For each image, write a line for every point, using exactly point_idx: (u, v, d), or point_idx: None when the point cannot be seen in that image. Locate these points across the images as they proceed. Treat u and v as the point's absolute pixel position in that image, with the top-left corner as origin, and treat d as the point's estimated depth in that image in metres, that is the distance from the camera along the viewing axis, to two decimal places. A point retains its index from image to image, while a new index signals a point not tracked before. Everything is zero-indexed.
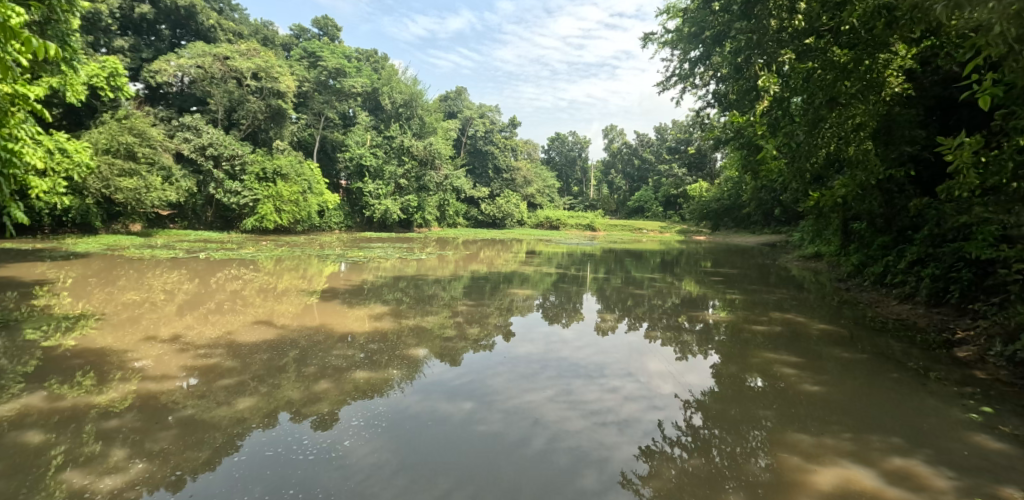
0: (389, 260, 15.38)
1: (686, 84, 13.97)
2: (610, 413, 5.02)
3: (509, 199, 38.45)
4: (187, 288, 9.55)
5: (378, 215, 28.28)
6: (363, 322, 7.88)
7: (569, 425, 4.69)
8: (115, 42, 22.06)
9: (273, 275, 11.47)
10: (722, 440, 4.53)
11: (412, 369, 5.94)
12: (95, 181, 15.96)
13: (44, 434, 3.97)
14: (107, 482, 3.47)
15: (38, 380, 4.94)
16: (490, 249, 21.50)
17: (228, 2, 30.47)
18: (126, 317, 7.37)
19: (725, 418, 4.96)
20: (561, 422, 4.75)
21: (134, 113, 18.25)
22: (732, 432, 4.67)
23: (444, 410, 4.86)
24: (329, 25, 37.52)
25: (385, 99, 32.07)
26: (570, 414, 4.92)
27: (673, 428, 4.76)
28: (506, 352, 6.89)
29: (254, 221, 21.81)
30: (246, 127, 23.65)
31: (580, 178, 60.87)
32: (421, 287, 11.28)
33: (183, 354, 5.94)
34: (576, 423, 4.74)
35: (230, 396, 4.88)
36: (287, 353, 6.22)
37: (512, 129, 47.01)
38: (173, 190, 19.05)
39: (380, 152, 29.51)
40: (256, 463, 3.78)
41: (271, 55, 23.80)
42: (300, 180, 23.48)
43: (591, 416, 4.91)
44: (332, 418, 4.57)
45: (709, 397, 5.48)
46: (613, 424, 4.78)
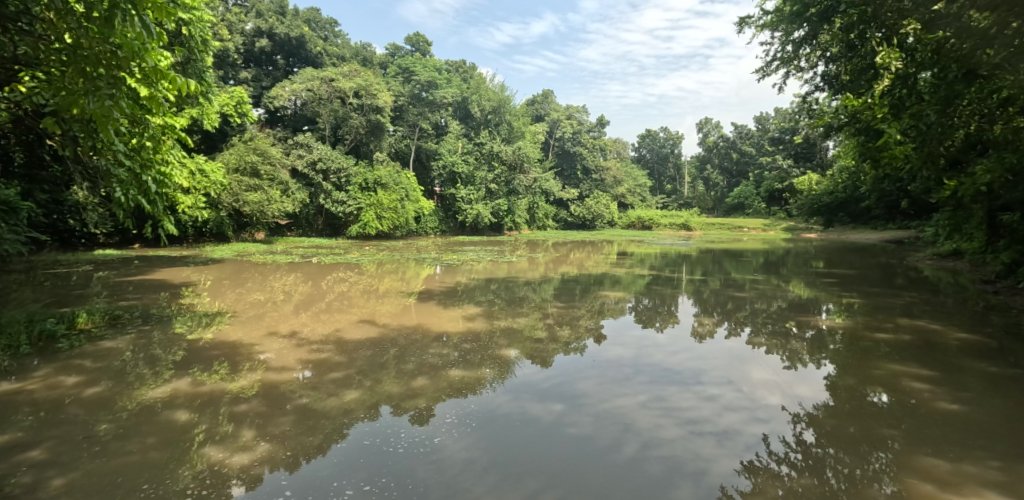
0: (480, 263, 15.87)
1: (789, 69, 12.98)
2: (708, 422, 4.84)
3: (598, 200, 38.04)
4: (302, 289, 10.54)
5: (470, 220, 29.11)
6: (457, 323, 8.22)
7: (663, 433, 4.58)
8: (240, 74, 24.85)
9: (375, 278, 12.30)
10: (837, 461, 4.19)
11: (503, 369, 6.12)
12: (228, 196, 18.06)
13: (189, 414, 4.60)
14: (238, 459, 3.94)
15: (184, 368, 5.72)
16: (579, 251, 21.37)
17: (331, 29, 33.03)
18: (253, 314, 8.30)
19: (842, 436, 4.57)
20: (653, 429, 4.66)
21: (256, 135, 20.58)
22: (850, 452, 4.30)
23: (534, 412, 4.96)
24: (421, 41, 39.47)
25: (474, 107, 33.06)
26: (664, 421, 4.80)
27: (780, 443, 4.48)
28: (597, 355, 6.84)
29: (358, 228, 23.51)
30: (350, 142, 25.55)
31: (674, 175, 58.52)
32: (512, 289, 11.51)
33: (300, 349, 6.59)
34: (670, 432, 4.62)
35: (338, 388, 5.32)
36: (388, 350, 6.65)
37: (601, 129, 46.29)
38: (290, 202, 20.98)
39: (471, 158, 30.44)
40: (358, 452, 4.10)
41: (370, 73, 25.53)
42: (398, 188, 24.90)
43: (686, 425, 4.77)
44: (429, 414, 4.85)
45: (823, 412, 5.07)
46: (711, 434, 4.60)
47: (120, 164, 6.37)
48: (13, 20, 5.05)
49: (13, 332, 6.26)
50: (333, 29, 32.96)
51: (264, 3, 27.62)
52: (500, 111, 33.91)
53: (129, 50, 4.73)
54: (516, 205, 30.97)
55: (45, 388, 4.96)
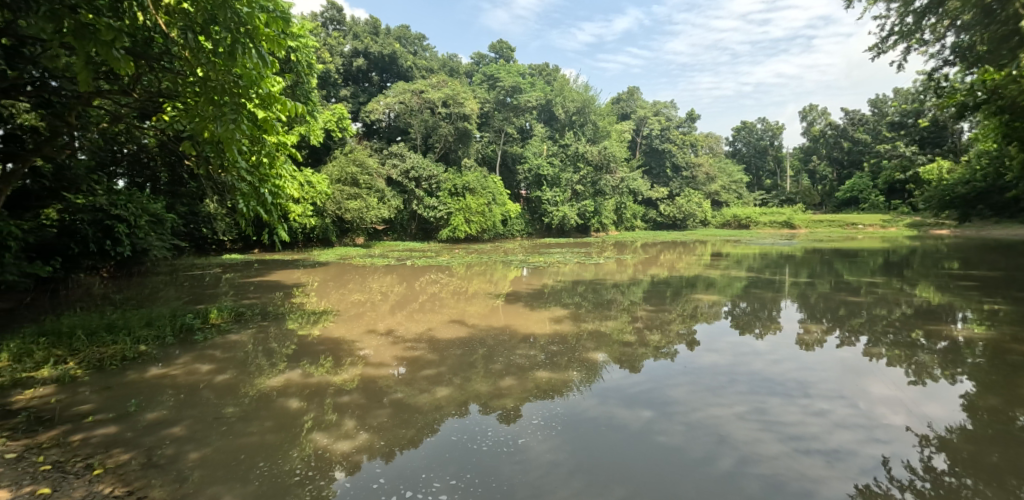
0: (567, 265, 15.84)
1: (909, 43, 11.66)
2: (815, 440, 4.49)
3: (690, 199, 36.42)
4: (398, 290, 11.15)
5: (556, 222, 29.15)
6: (544, 324, 8.29)
7: (763, 449, 4.33)
8: (341, 92, 26.77)
9: (464, 280, 12.72)
10: (976, 493, 3.73)
11: (591, 372, 6.09)
12: (332, 205, 19.59)
13: (299, 403, 5.06)
14: (342, 446, 4.28)
15: (296, 360, 6.30)
16: (670, 252, 20.60)
17: (419, 43, 34.61)
18: (354, 313, 8.92)
19: (982, 465, 4.06)
20: (752, 443, 4.41)
21: (356, 148, 22.05)
22: (993, 484, 3.81)
23: (622, 417, 4.89)
24: (505, 47, 40.15)
25: (559, 109, 32.97)
26: (763, 436, 4.53)
27: (903, 468, 4.06)
28: (688, 361, 6.59)
29: (449, 232, 24.47)
30: (440, 150, 26.60)
31: (774, 168, 54.44)
32: (599, 292, 11.39)
33: (396, 346, 7.00)
34: (771, 447, 4.35)
35: (431, 385, 5.59)
36: (477, 350, 6.87)
37: (691, 124, 44.14)
38: (386, 208, 22.18)
39: (556, 160, 30.53)
40: (447, 448, 4.29)
41: (457, 83, 26.40)
42: (486, 193, 25.56)
43: (790, 441, 4.46)
44: (516, 414, 4.95)
45: (958, 436, 4.52)
46: (818, 453, 4.27)
47: (242, 178, 7.17)
48: (157, 60, 5.92)
49: (160, 325, 7.23)
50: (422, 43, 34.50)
51: (360, 26, 29.61)
52: (585, 112, 33.60)
53: (247, 80, 5.35)
54: (603, 206, 30.57)
55: (185, 374, 5.69)
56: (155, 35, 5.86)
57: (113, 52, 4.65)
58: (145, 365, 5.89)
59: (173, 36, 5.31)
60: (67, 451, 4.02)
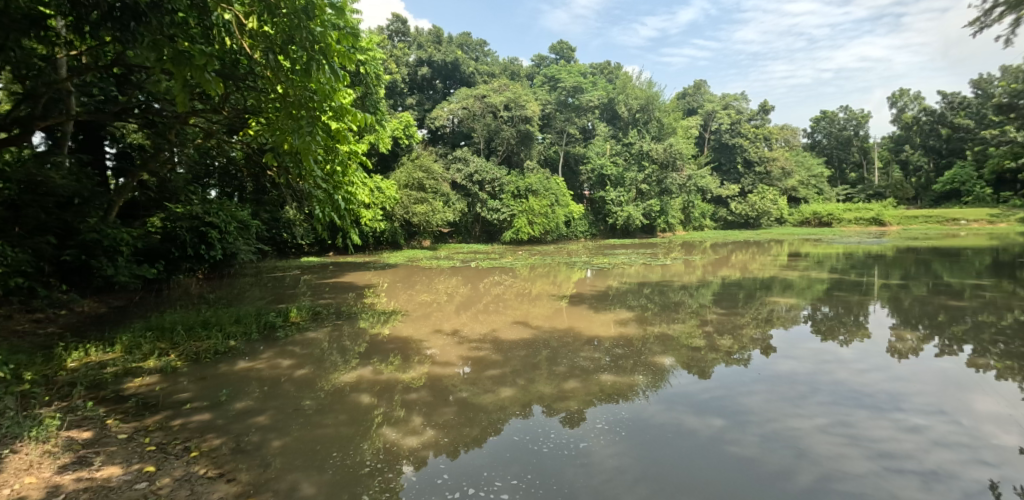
0: (632, 267, 15.52)
1: (1020, 14, 10.46)
2: (909, 459, 4.16)
3: (765, 196, 34.60)
4: (463, 291, 11.40)
5: (620, 222, 28.70)
6: (609, 327, 8.18)
7: (847, 466, 4.07)
8: (407, 100, 27.73)
9: (528, 281, 12.78)
10: None
11: (657, 377, 5.95)
12: (400, 209, 20.38)
13: (371, 398, 5.31)
14: (411, 441, 4.44)
15: (367, 358, 6.60)
16: (743, 252, 19.69)
17: (481, 49, 35.19)
18: (422, 314, 9.21)
19: None
20: (835, 459, 4.15)
21: (422, 153, 22.70)
22: None
23: (690, 425, 4.75)
24: (565, 48, 39.97)
25: (622, 107, 32.16)
26: (848, 452, 4.25)
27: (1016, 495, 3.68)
28: (763, 368, 6.28)
29: (512, 234, 24.73)
30: (502, 152, 26.85)
31: (859, 160, 50.29)
32: (666, 294, 11.08)
33: (461, 346, 7.17)
34: (857, 464, 4.07)
35: (495, 385, 5.68)
36: (540, 352, 6.90)
37: (764, 116, 41.72)
38: (451, 212, 22.66)
39: (620, 159, 30.31)
40: (510, 447, 4.35)
41: (519, 86, 26.55)
42: (549, 194, 25.59)
43: (879, 459, 4.16)
44: (580, 417, 4.93)
45: None
46: (912, 473, 3.95)
47: (318, 186, 7.59)
48: (242, 79, 6.43)
49: (247, 322, 7.83)
50: (484, 48, 35.05)
51: (424, 35, 30.54)
52: (648, 109, 32.29)
53: (322, 94, 5.68)
54: (669, 205, 29.66)
55: (269, 368, 6.12)
56: (240, 58, 6.37)
57: (206, 75, 5.12)
58: (234, 359, 6.39)
59: (256, 57, 5.74)
60: (168, 434, 4.44)
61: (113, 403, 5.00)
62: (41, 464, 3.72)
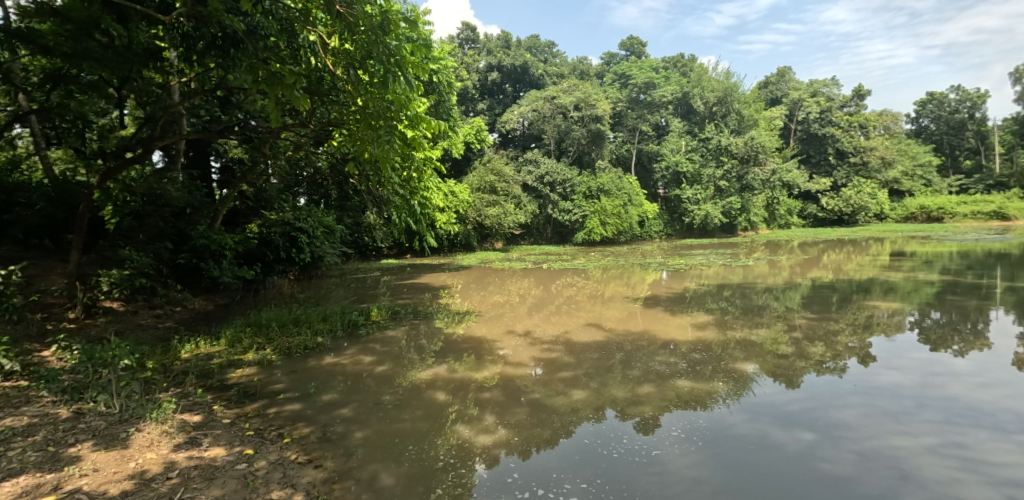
0: (711, 268, 14.88)
1: None
2: None
3: (861, 190, 31.89)
4: (535, 292, 11.46)
5: (698, 221, 27.62)
6: (686, 331, 7.90)
7: (963, 493, 3.68)
8: (478, 106, 28.33)
9: (600, 283, 12.62)
10: None
11: (740, 385, 5.68)
12: (473, 213, 20.87)
13: (446, 395, 5.48)
14: (484, 439, 4.54)
15: (442, 356, 6.82)
16: (836, 252, 18.21)
17: (550, 51, 35.23)
18: (495, 314, 9.37)
19: None
20: (948, 485, 3.77)
21: (493, 157, 23.02)
22: None
23: (776, 438, 4.49)
24: (636, 43, 38.95)
25: (697, 101, 29.25)
26: (963, 477, 3.85)
27: None
28: (861, 379, 5.80)
29: (584, 235, 24.57)
30: (573, 153, 26.68)
31: (976, 146, 44.85)
32: (749, 297, 10.52)
33: (534, 347, 7.22)
34: (974, 492, 3.68)
35: (567, 387, 5.68)
36: (614, 354, 6.80)
37: (859, 102, 38.32)
38: (523, 214, 22.80)
39: (696, 156, 28.36)
40: (582, 451, 4.32)
41: (588, 85, 26.20)
42: (622, 194, 25.11)
43: (1001, 487, 3.74)
44: (654, 423, 4.80)
45: None
46: None
47: (396, 192, 7.92)
48: (326, 94, 6.79)
49: (333, 320, 8.34)
50: (552, 50, 35.03)
51: (493, 41, 30.99)
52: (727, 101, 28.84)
53: (398, 104, 5.92)
54: (751, 202, 28.14)
55: (352, 363, 6.50)
56: (323, 75, 6.72)
57: (295, 92, 5.53)
58: (321, 354, 6.84)
59: (338, 74, 6.07)
60: (265, 420, 4.84)
61: (220, 390, 5.54)
62: (159, 442, 4.14)
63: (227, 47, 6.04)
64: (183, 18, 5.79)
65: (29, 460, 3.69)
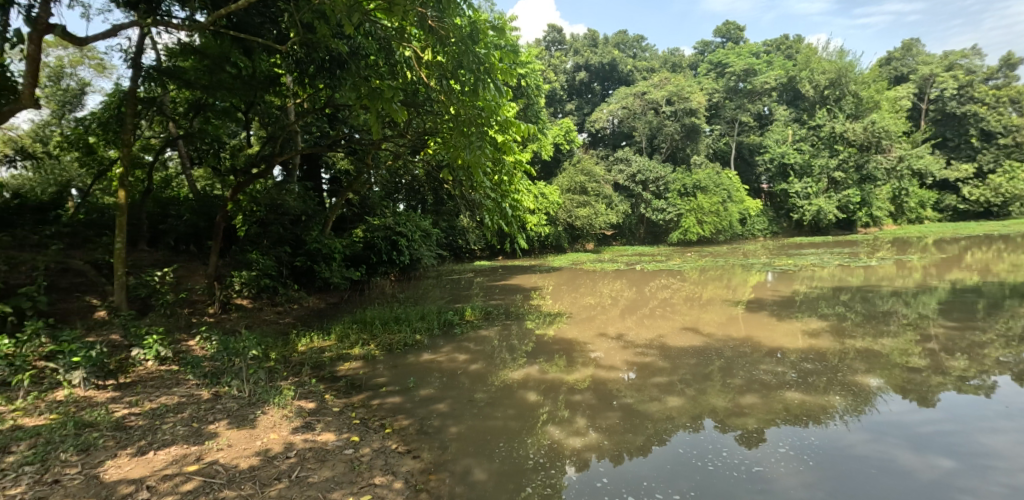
0: (825, 268, 13.69)
1: None
2: None
3: (1014, 176, 27.59)
4: (627, 294, 11.22)
5: (809, 217, 25.53)
6: (795, 338, 7.30)
7: None
8: (566, 107, 28.33)
9: (698, 285, 12.06)
10: None
11: (860, 400, 5.16)
12: (564, 214, 20.93)
13: (536, 396, 5.53)
14: (574, 441, 4.53)
15: (533, 357, 6.88)
16: (981, 249, 15.90)
17: (638, 45, 34.37)
18: (586, 316, 9.29)
19: None
20: None
21: (583, 157, 22.81)
22: None
23: (905, 463, 4.02)
24: (732, 29, 36.65)
25: (805, 85, 26.89)
26: None
27: None
28: (1015, 401, 5.03)
29: (680, 234, 23.61)
30: (666, 150, 25.76)
31: None
32: (871, 301, 9.51)
33: (626, 351, 7.06)
34: None
35: (662, 393, 5.50)
36: (713, 361, 6.47)
37: (1010, 73, 33.03)
38: (614, 214, 22.36)
39: (805, 145, 26.21)
40: (677, 461, 4.16)
41: (681, 78, 25.08)
42: (721, 190, 23.78)
43: None
44: (758, 437, 4.50)
45: None
46: None
47: (488, 196, 8.18)
48: (421, 105, 7.11)
49: (430, 319, 8.73)
50: (640, 44, 34.16)
51: (580, 41, 30.79)
52: (841, 83, 25.95)
53: (488, 111, 6.10)
54: (873, 195, 25.50)
55: (448, 361, 6.77)
56: (418, 87, 7.03)
57: (393, 105, 5.86)
58: (419, 351, 7.19)
59: (433, 85, 6.36)
60: (369, 411, 5.20)
61: (330, 381, 6.03)
62: (280, 425, 4.59)
63: (334, 68, 6.68)
64: (296, 46, 6.41)
65: (178, 433, 4.25)
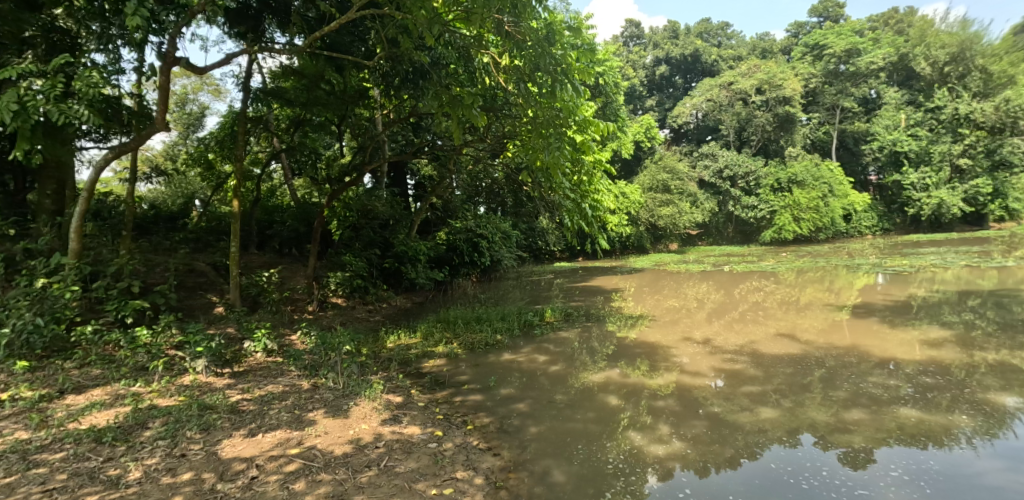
0: (950, 270, 12.20)
1: None
2: None
3: None
4: (715, 297, 10.69)
5: (927, 212, 23.05)
6: (911, 349, 6.60)
7: None
8: (646, 103, 27.65)
9: (795, 287, 11.22)
10: None
11: (993, 422, 4.56)
12: (645, 213, 20.37)
13: (617, 400, 5.43)
14: (656, 448, 4.40)
15: (614, 361, 6.77)
16: None
17: (724, 33, 32.68)
18: (670, 319, 8.98)
19: None
20: None
21: (666, 154, 22.10)
22: None
23: None
24: (831, 6, 33.82)
25: (920, 62, 24.15)
26: None
27: None
28: None
29: (774, 233, 22.12)
30: (757, 143, 24.20)
31: None
32: (1007, 308, 8.36)
33: (713, 357, 6.74)
34: None
35: (753, 404, 5.19)
36: (812, 371, 6.01)
37: None
38: (700, 212, 21.50)
39: (922, 130, 23.49)
40: (771, 477, 3.91)
41: (773, 64, 23.48)
42: (820, 184, 21.82)
43: None
44: (866, 457, 4.12)
45: None
46: None
47: (567, 197, 8.14)
48: (500, 110, 7.22)
49: (510, 319, 8.84)
50: (726, 31, 32.50)
51: (659, 34, 29.96)
52: (965, 57, 23.08)
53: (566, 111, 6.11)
54: (1008, 184, 22.84)
55: (528, 361, 6.83)
56: (497, 92, 7.14)
57: (473, 111, 6.01)
58: (499, 351, 7.31)
59: (511, 89, 6.44)
60: (452, 407, 5.37)
61: (416, 377, 6.31)
62: (371, 417, 4.86)
63: (417, 79, 6.99)
64: (382, 60, 6.79)
65: (282, 419, 4.64)
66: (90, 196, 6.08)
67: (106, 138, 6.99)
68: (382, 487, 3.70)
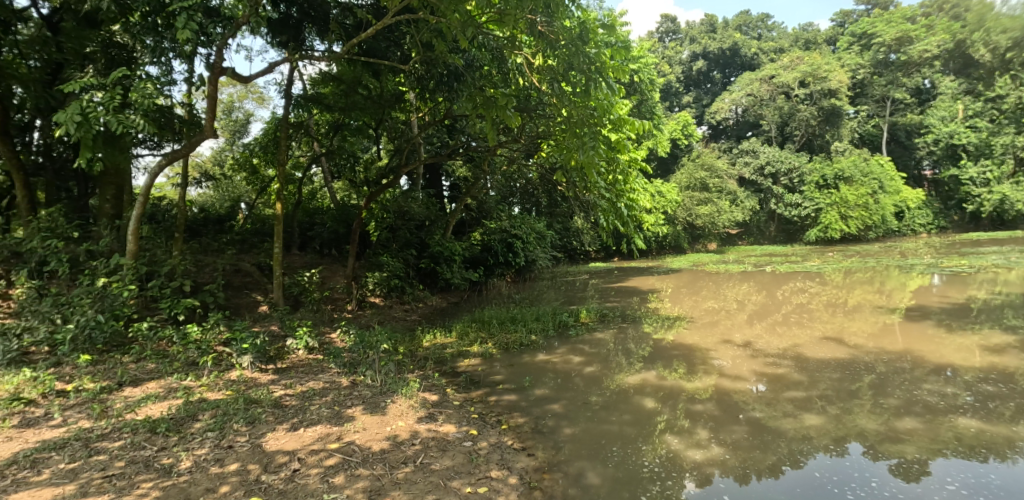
0: (1014, 270, 11.50)
1: None
2: None
3: None
4: (756, 299, 10.39)
5: (987, 208, 21.84)
6: (970, 354, 6.24)
7: None
8: (683, 100, 27.11)
9: (841, 289, 10.78)
10: None
11: None
12: (682, 212, 19.88)
13: (653, 403, 5.34)
14: (694, 453, 4.31)
15: (650, 363, 6.66)
16: None
17: (764, 25, 31.64)
18: (708, 321, 8.79)
19: None
20: None
21: (704, 151, 21.62)
22: None
23: None
24: None
25: None
26: None
27: None
28: None
29: (819, 231, 21.32)
30: (801, 138, 23.39)
31: None
32: None
33: (754, 360, 6.55)
34: None
35: (797, 410, 5.02)
36: (860, 377, 5.76)
37: None
38: (739, 211, 20.99)
39: (982, 121, 22.36)
40: (816, 487, 3.77)
41: (818, 56, 22.57)
42: (869, 180, 20.91)
43: None
44: (920, 468, 3.92)
45: None
46: None
47: (602, 196, 8.07)
48: (534, 110, 7.20)
49: (545, 320, 8.84)
50: (767, 23, 31.48)
51: (696, 28, 29.31)
52: None
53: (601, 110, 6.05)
54: None
55: (563, 362, 6.81)
56: (531, 92, 7.12)
57: (508, 111, 6.03)
58: (534, 351, 7.31)
59: (544, 89, 6.41)
60: (487, 407, 5.41)
61: (451, 375, 6.38)
62: (407, 414, 4.94)
63: (452, 81, 7.06)
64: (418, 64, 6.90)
65: (323, 415, 4.77)
66: (145, 200, 6.39)
67: (160, 145, 7.34)
68: (417, 483, 3.76)
